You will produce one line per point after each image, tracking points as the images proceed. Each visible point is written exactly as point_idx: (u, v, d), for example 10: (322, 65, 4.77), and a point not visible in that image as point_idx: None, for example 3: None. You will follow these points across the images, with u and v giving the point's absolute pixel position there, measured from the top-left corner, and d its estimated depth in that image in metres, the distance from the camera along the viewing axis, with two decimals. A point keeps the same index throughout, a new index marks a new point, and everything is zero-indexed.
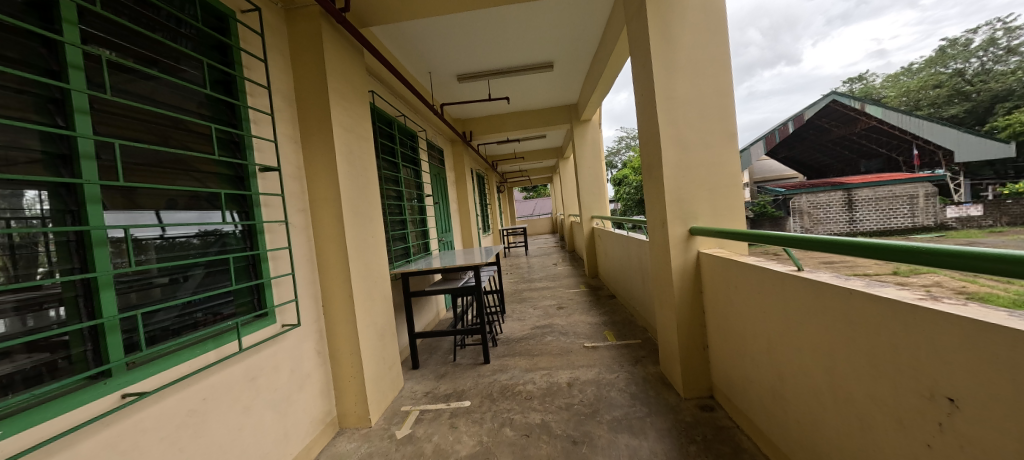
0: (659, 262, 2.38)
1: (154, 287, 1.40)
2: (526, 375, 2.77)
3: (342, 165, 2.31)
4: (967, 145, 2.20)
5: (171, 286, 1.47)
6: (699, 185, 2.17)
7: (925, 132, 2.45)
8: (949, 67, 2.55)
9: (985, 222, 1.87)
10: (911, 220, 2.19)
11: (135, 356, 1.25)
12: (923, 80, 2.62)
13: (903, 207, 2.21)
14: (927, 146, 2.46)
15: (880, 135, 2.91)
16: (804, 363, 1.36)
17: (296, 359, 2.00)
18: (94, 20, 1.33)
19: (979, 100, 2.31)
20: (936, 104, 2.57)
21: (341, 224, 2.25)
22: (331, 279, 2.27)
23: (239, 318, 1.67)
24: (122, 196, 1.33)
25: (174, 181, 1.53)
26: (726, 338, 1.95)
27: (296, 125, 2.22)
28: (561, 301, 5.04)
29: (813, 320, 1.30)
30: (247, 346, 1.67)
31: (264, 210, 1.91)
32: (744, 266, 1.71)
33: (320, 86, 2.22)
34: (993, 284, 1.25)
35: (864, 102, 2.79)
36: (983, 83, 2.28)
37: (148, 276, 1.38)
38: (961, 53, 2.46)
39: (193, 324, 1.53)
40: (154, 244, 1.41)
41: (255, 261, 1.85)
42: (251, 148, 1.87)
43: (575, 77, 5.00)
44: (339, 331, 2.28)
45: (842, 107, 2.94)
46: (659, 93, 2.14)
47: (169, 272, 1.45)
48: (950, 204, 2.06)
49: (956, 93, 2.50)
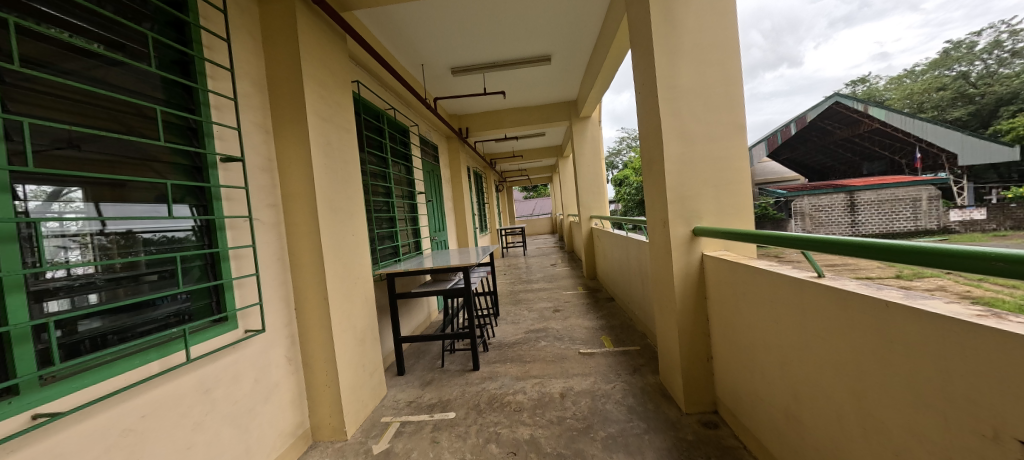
0: (660, 265, 2.20)
1: (144, 284, 1.40)
2: (517, 384, 2.60)
3: (318, 157, 2.14)
4: (970, 148, 2.10)
5: (161, 282, 1.47)
6: (704, 182, 1.99)
7: (929, 134, 2.34)
8: (952, 70, 2.59)
9: (988, 226, 1.70)
10: (914, 223, 2.10)
11: (50, 370, 1.08)
12: (927, 82, 2.62)
13: (905, 210, 2.13)
14: (931, 149, 2.35)
15: (883, 138, 2.83)
16: (827, 384, 1.18)
17: (262, 368, 1.83)
18: (69, 6, 1.27)
19: (984, 103, 2.23)
20: (939, 107, 2.50)
21: (316, 220, 2.08)
22: (305, 280, 2.10)
23: (189, 324, 1.49)
24: (112, 189, 1.34)
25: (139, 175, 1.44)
26: (733, 348, 1.78)
27: (266, 113, 2.04)
28: (559, 303, 4.86)
29: (839, 335, 1.12)
30: (198, 355, 1.49)
31: (226, 204, 1.73)
32: (754, 272, 1.53)
33: (294, 71, 2.05)
34: (999, 288, 1.11)
35: (868, 105, 2.69)
36: (989, 86, 2.24)
37: (135, 272, 1.38)
38: (965, 55, 2.53)
39: (135, 331, 1.36)
40: (142, 239, 1.42)
41: (214, 260, 1.68)
42: (210, 135, 1.69)
43: (573, 71, 4.81)
44: (313, 336, 2.11)
45: (844, 109, 2.90)
46: (660, 81, 1.96)
47: (157, 268, 1.45)
48: (953, 207, 1.94)
49: (959, 95, 2.45)
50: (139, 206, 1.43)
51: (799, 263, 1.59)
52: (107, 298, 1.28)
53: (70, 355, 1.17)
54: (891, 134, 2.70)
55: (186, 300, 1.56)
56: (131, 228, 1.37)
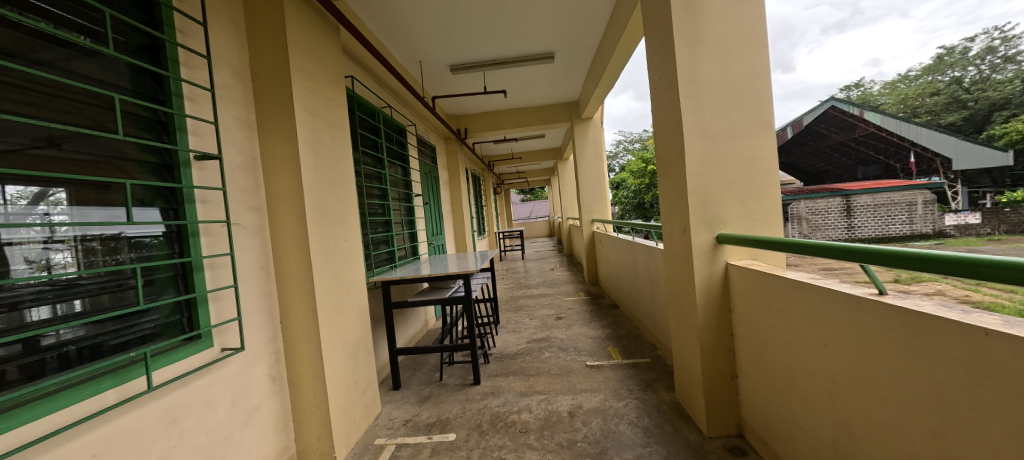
0: (678, 275, 2.04)
1: (129, 290, 1.32)
2: (521, 401, 2.41)
3: (307, 156, 1.96)
4: (965, 153, 2.18)
5: (147, 288, 1.38)
6: (727, 185, 1.83)
7: (924, 138, 2.45)
8: (946, 75, 2.52)
9: (982, 230, 1.81)
10: (909, 227, 2.13)
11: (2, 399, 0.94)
12: (920, 88, 2.63)
13: (901, 214, 2.16)
14: (926, 154, 2.45)
15: (878, 142, 3.02)
16: (899, 421, 1.02)
17: (241, 390, 1.64)
18: None
19: (977, 108, 2.26)
20: (934, 112, 2.54)
21: (305, 225, 1.90)
22: (291, 291, 1.91)
23: (152, 345, 1.30)
24: (98, 191, 1.25)
25: (104, 174, 1.27)
26: (762, 368, 1.62)
27: (249, 107, 1.86)
28: (561, 310, 4.68)
29: (920, 364, 0.96)
30: (160, 383, 1.29)
31: (201, 207, 1.55)
32: (794, 286, 1.37)
33: (281, 61, 1.87)
34: (996, 292, 1.23)
35: (863, 109, 2.92)
36: (982, 91, 2.24)
37: (121, 277, 1.30)
38: (959, 61, 2.41)
39: (97, 350, 1.20)
40: (132, 242, 1.34)
41: (185, 270, 1.49)
42: (182, 130, 1.50)
43: (576, 69, 4.66)
44: (300, 353, 1.92)
45: (840, 112, 3.15)
46: (680, 75, 1.80)
47: (144, 274, 1.37)
48: (948, 211, 2.01)
49: (953, 100, 2.45)
50: (107, 209, 1.28)
51: (846, 277, 1.44)
52: (92, 306, 1.20)
53: (16, 381, 1.02)
54: (886, 137, 2.84)
55: (156, 315, 1.38)
56: (121, 231, 1.30)
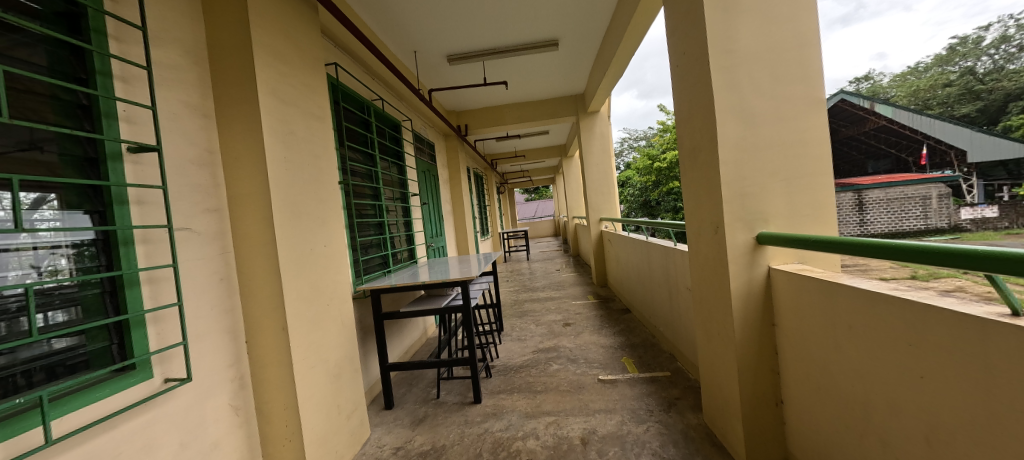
0: (708, 281, 1.75)
1: (51, 312, 1.07)
2: (527, 425, 2.14)
3: (275, 149, 1.69)
4: (979, 145, 2.04)
5: (79, 308, 1.14)
6: (769, 175, 1.54)
7: (938, 131, 2.23)
8: (957, 66, 2.35)
9: (1002, 223, 1.67)
10: (923, 222, 1.97)
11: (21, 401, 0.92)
12: (932, 79, 2.40)
13: (916, 208, 1.99)
14: (940, 146, 2.26)
15: (889, 135, 2.79)
16: None
17: (191, 428, 1.37)
18: None
19: (993, 99, 2.01)
20: (946, 104, 2.31)
21: (271, 228, 1.63)
22: (258, 305, 1.65)
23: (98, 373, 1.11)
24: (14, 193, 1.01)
25: (15, 169, 1.02)
26: (820, 397, 1.33)
27: (204, 93, 1.60)
28: (568, 316, 4.38)
29: None
30: (62, 436, 1.00)
31: (136, 210, 1.27)
32: (874, 299, 1.07)
33: (242, 39, 1.61)
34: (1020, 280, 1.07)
35: (875, 102, 2.68)
36: (997, 81, 2.00)
37: (56, 295, 1.08)
38: (972, 51, 2.26)
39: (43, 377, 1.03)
40: (64, 254, 1.11)
41: (115, 287, 1.22)
42: (109, 116, 1.23)
43: (583, 58, 4.36)
44: (268, 378, 1.66)
45: (850, 106, 2.88)
46: (712, 44, 1.52)
47: (82, 291, 1.14)
48: (964, 204, 1.85)
49: (967, 92, 2.23)
50: (76, 214, 1.15)
51: (940, 281, 1.19)
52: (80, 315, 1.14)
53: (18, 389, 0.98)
54: (899, 130, 2.62)
55: (77, 343, 1.12)
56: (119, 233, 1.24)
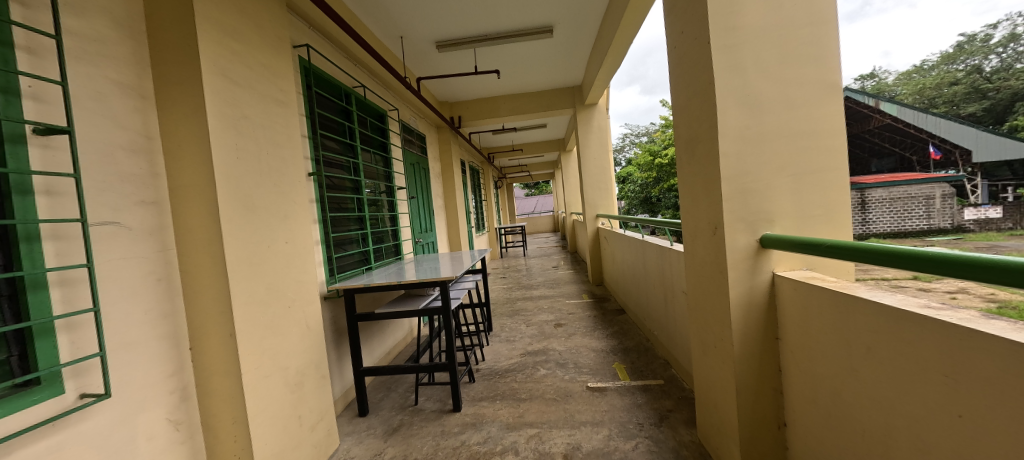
0: (705, 287, 1.58)
1: None
2: (506, 437, 1.98)
3: (223, 135, 1.51)
4: (985, 145, 1.85)
5: None
6: (775, 170, 1.37)
7: (942, 130, 2.05)
8: (962, 64, 2.12)
9: (1004, 224, 1.52)
10: (926, 221, 1.92)
11: None
12: (937, 77, 2.19)
13: (918, 208, 1.93)
14: (944, 145, 2.09)
15: (894, 133, 2.61)
16: None
17: (115, 448, 1.21)
18: None
19: (998, 98, 1.81)
20: (953, 103, 2.09)
21: (216, 223, 1.46)
22: (203, 308, 1.49)
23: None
24: None
25: None
26: (830, 424, 1.16)
27: (140, 71, 1.42)
28: (562, 316, 4.23)
29: None
30: None
31: (43, 201, 1.10)
32: (901, 317, 0.90)
33: (182, 8, 1.42)
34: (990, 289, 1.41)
35: (879, 99, 2.50)
36: (1003, 79, 1.79)
37: None
38: (980, 49, 2.02)
39: None
40: None
41: (16, 290, 1.04)
42: (8, 91, 1.05)
43: (580, 46, 4.13)
44: (215, 388, 1.50)
45: (854, 104, 2.73)
46: (712, 19, 1.33)
47: None
48: (968, 205, 1.71)
49: (974, 91, 2.00)
50: None
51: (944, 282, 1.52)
52: None
53: None
54: (903, 129, 2.46)
55: None
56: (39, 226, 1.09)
